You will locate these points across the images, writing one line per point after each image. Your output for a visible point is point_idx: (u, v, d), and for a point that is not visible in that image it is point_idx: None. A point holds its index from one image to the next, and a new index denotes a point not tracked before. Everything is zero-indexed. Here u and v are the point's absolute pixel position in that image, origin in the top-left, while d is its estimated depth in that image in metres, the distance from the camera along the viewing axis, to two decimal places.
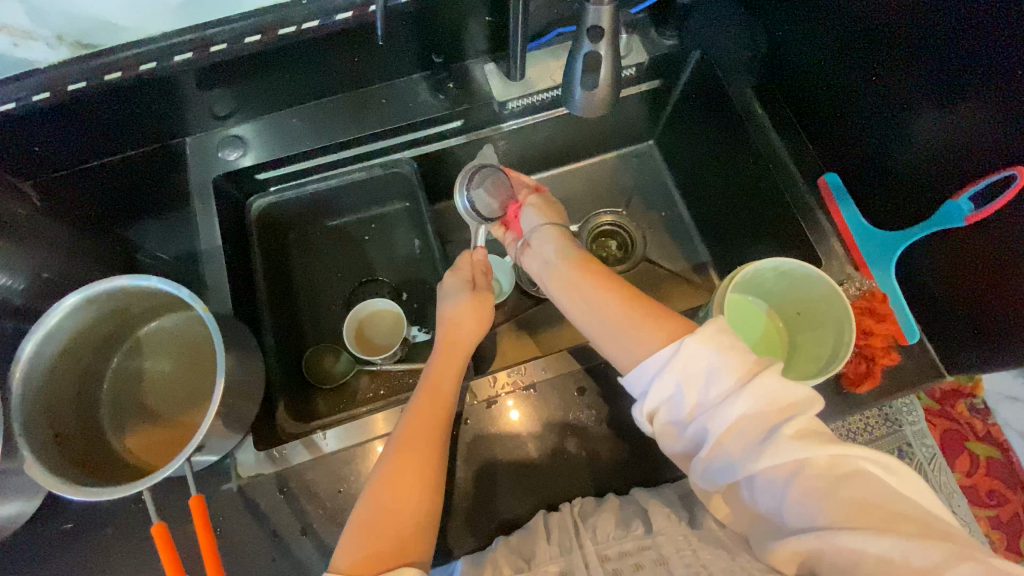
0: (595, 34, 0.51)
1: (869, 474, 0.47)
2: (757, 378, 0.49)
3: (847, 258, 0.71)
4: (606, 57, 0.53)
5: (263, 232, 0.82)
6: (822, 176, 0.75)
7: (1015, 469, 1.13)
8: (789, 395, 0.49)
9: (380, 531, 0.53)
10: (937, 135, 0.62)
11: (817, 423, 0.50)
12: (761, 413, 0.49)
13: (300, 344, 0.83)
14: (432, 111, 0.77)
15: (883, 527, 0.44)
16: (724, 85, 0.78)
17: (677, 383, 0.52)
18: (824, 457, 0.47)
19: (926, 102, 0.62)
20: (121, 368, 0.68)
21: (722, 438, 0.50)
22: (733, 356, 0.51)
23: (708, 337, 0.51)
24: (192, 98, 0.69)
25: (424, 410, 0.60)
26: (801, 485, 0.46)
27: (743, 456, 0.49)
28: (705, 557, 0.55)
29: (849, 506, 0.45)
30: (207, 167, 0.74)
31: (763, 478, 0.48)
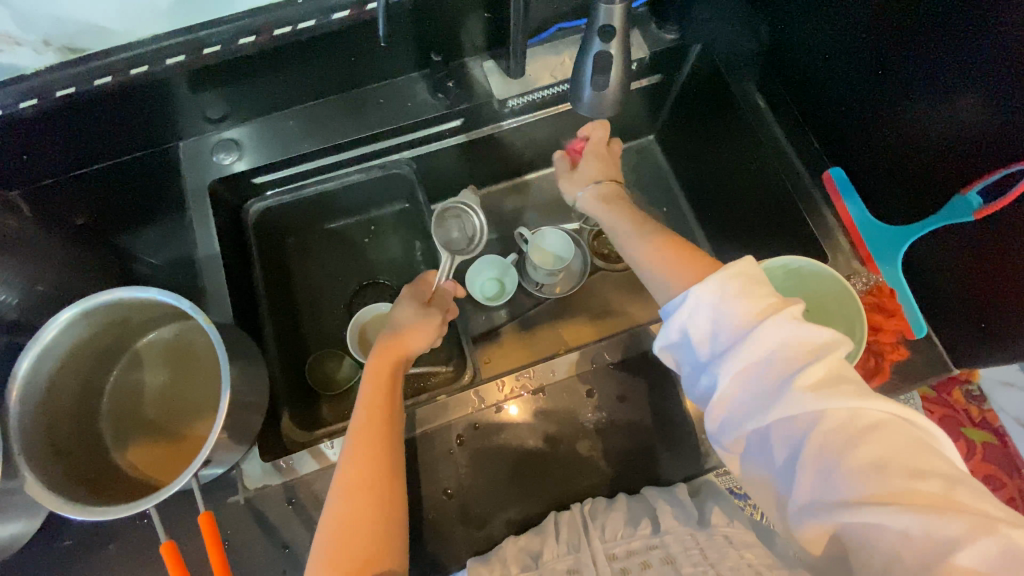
0: (606, 33, 0.51)
1: (896, 428, 0.42)
2: (767, 324, 0.46)
3: (853, 253, 0.71)
4: (616, 57, 0.52)
5: (260, 237, 0.80)
6: (827, 171, 0.74)
7: (1010, 454, 1.15)
8: (807, 340, 0.46)
9: (348, 538, 0.51)
10: (943, 126, 0.61)
11: (841, 372, 0.46)
12: (778, 357, 0.46)
13: (302, 349, 0.82)
14: (431, 110, 0.76)
15: (903, 488, 0.40)
16: (726, 80, 0.78)
17: (686, 329, 0.50)
18: (844, 409, 0.43)
19: (929, 95, 0.62)
20: (120, 382, 0.66)
21: (732, 393, 0.47)
22: (748, 298, 0.48)
23: (715, 282, 0.49)
24: (185, 102, 0.68)
25: (366, 424, 0.57)
26: (813, 441, 0.43)
27: (754, 405, 0.46)
28: (713, 555, 0.56)
29: (868, 463, 0.41)
30: (202, 172, 0.72)
31: (775, 433, 0.45)
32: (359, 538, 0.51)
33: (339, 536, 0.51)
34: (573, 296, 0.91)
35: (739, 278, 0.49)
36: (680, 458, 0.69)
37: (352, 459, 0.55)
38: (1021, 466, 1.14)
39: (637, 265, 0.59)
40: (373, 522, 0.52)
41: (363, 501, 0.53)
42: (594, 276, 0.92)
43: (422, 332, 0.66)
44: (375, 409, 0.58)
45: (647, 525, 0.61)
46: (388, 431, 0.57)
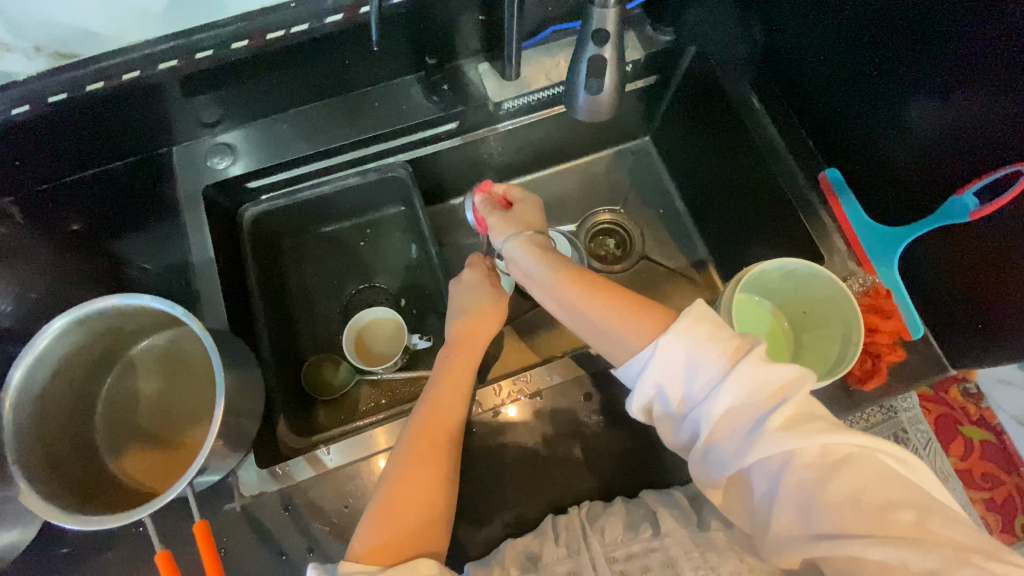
0: (601, 37, 0.50)
1: (866, 461, 0.45)
2: (738, 369, 0.48)
3: (849, 254, 0.71)
4: (611, 61, 0.51)
5: (256, 241, 0.80)
6: (823, 172, 0.74)
7: (1007, 451, 1.15)
8: (777, 378, 0.49)
9: (400, 516, 0.52)
10: (938, 128, 0.61)
11: (810, 408, 0.49)
12: (749, 402, 0.48)
13: (298, 354, 0.81)
14: (426, 113, 0.76)
15: (874, 521, 0.43)
16: (721, 80, 0.78)
17: (658, 383, 0.52)
18: (815, 447, 0.46)
19: (925, 96, 0.61)
20: (114, 389, 0.66)
21: (714, 435, 0.49)
22: (712, 346, 0.50)
23: (683, 330, 0.51)
24: (178, 107, 0.67)
25: (438, 401, 0.60)
26: (792, 476, 0.46)
27: (735, 445, 0.48)
28: (714, 559, 0.56)
29: (843, 497, 0.44)
30: (197, 177, 0.72)
31: (755, 468, 0.48)
32: (411, 509, 0.53)
33: (383, 516, 0.52)
34: None
35: (701, 325, 0.51)
36: (679, 460, 0.69)
37: (417, 425, 0.58)
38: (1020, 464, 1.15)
39: (600, 334, 0.56)
40: (431, 490, 0.54)
41: (421, 473, 0.55)
42: None
43: (499, 314, 0.67)
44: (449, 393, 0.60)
45: (647, 528, 0.61)
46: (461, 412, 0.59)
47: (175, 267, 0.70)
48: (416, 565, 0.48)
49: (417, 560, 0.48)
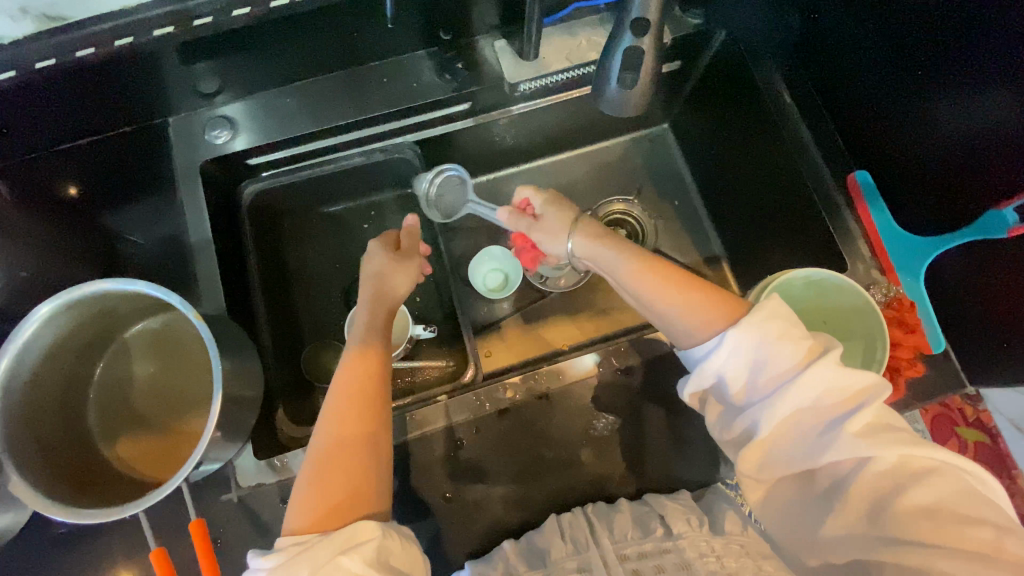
0: (639, 26, 0.47)
1: (950, 477, 0.44)
2: (811, 369, 0.47)
3: (875, 262, 0.68)
4: (649, 52, 0.48)
5: (255, 222, 0.77)
6: (851, 174, 0.70)
7: (1000, 454, 1.15)
8: (853, 382, 0.47)
9: (330, 482, 0.48)
10: (979, 132, 0.59)
11: (888, 418, 0.47)
12: (820, 404, 0.47)
13: (298, 338, 0.79)
14: (438, 92, 0.71)
15: (952, 534, 0.41)
16: (751, 70, 0.73)
17: (722, 370, 0.50)
18: (893, 456, 0.44)
19: (964, 98, 0.59)
20: (107, 373, 0.63)
21: (776, 434, 0.48)
22: (786, 342, 0.48)
23: (753, 325, 0.49)
24: (174, 74, 0.63)
25: (355, 365, 0.54)
26: (863, 481, 0.45)
27: (800, 448, 0.48)
28: (731, 565, 0.55)
29: (920, 506, 0.43)
30: (194, 150, 0.68)
31: (822, 471, 0.47)
32: (340, 477, 0.48)
33: (319, 483, 0.48)
34: (579, 290, 0.89)
35: (778, 321, 0.49)
36: (686, 463, 0.69)
37: (343, 385, 0.52)
38: (1014, 467, 1.15)
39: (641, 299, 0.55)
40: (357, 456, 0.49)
41: (346, 440, 0.49)
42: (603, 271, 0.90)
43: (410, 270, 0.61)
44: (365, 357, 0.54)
45: (659, 528, 0.61)
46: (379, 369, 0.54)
47: (173, 245, 0.67)
48: (360, 528, 0.45)
49: (358, 525, 0.45)
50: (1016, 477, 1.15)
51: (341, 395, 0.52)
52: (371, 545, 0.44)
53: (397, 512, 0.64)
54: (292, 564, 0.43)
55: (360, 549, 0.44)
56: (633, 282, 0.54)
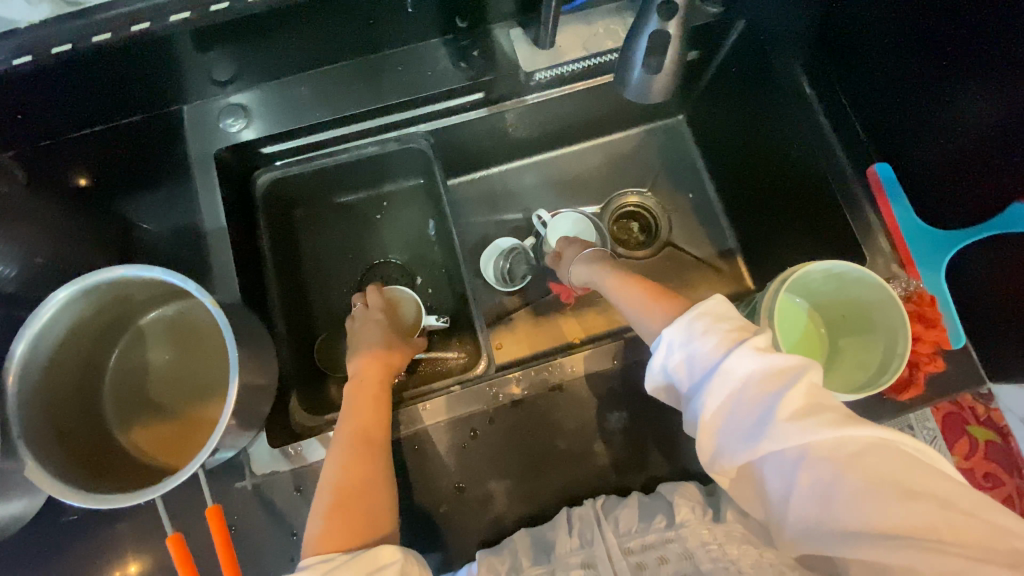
0: (665, 11, 0.46)
1: (883, 452, 0.44)
2: (734, 355, 0.47)
3: (894, 256, 0.67)
4: (674, 38, 0.47)
5: (269, 211, 0.77)
6: (872, 167, 0.69)
7: (1013, 453, 1.14)
8: (780, 364, 0.47)
9: (348, 508, 0.52)
10: (1006, 122, 0.57)
11: (821, 396, 0.46)
12: (749, 390, 0.46)
13: (311, 328, 0.79)
14: (452, 81, 0.71)
15: (891, 514, 0.43)
16: (771, 60, 0.72)
17: (665, 365, 0.51)
18: (829, 439, 0.44)
19: (993, 87, 0.57)
20: (121, 360, 0.64)
21: (715, 426, 0.47)
22: (711, 332, 0.49)
23: (679, 321, 0.51)
24: (190, 61, 0.63)
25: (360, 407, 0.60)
26: (807, 469, 0.44)
27: (741, 438, 0.46)
28: (733, 553, 0.53)
29: (861, 489, 0.43)
30: (208, 139, 0.68)
31: (767, 462, 0.46)
32: (355, 501, 0.52)
33: (336, 510, 0.52)
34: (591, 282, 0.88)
35: (703, 310, 0.50)
36: (699, 458, 0.68)
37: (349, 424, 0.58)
38: None
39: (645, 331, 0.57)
40: (366, 482, 0.54)
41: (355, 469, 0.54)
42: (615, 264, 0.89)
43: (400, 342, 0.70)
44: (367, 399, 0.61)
45: (660, 518, 0.60)
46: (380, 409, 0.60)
47: (188, 232, 0.67)
48: (378, 552, 0.48)
49: (379, 546, 0.48)
50: None
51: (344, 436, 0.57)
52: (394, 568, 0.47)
53: (408, 502, 0.64)
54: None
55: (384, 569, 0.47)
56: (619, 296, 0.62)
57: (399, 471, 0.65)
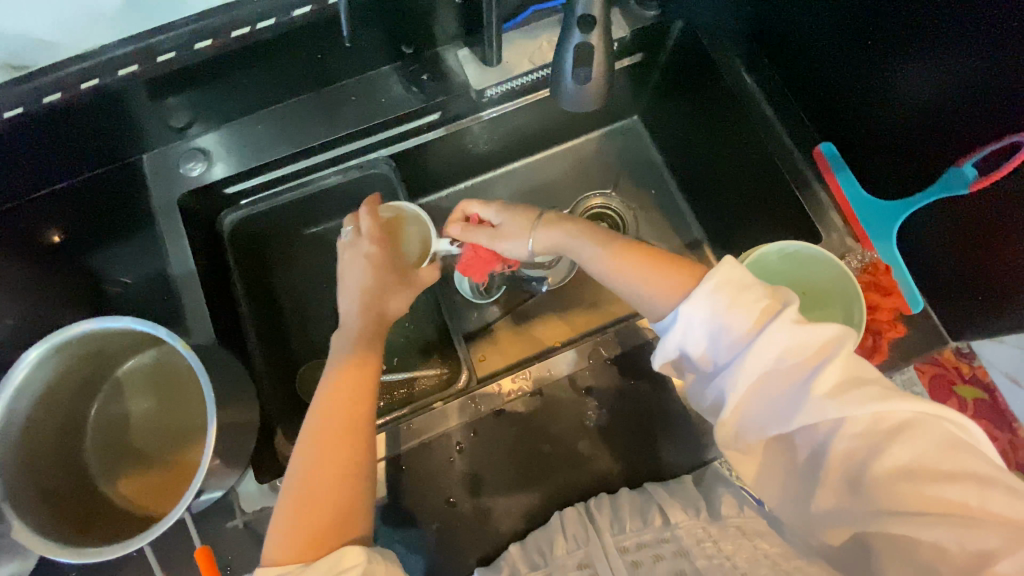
0: (585, 23, 0.49)
1: (924, 430, 0.45)
2: (767, 332, 0.48)
3: (847, 231, 0.69)
4: (598, 49, 0.49)
5: (239, 250, 0.77)
6: (817, 146, 0.72)
7: (1000, 408, 1.16)
8: (814, 339, 0.48)
9: (313, 513, 0.50)
10: (945, 92, 0.59)
11: (859, 371, 0.48)
12: (783, 365, 0.48)
13: (291, 361, 0.80)
14: (406, 105, 0.72)
15: (929, 493, 0.43)
16: (711, 56, 0.75)
17: (688, 340, 0.52)
18: (866, 415, 0.46)
19: (922, 59, 0.59)
20: (103, 413, 0.64)
21: (747, 399, 0.49)
22: (738, 309, 0.50)
23: (701, 298, 0.51)
24: (145, 112, 0.64)
25: (331, 406, 0.54)
26: (839, 443, 0.46)
27: (776, 411, 0.49)
28: (728, 548, 0.56)
29: (899, 466, 0.44)
30: (170, 186, 0.69)
31: (800, 432, 0.49)
32: (323, 508, 0.51)
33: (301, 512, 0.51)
34: (565, 286, 0.90)
35: (731, 288, 0.51)
36: (684, 447, 0.69)
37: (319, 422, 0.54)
38: (1013, 420, 1.16)
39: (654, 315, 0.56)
40: (335, 490, 0.51)
41: (323, 476, 0.52)
42: None
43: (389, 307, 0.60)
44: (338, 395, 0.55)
45: (657, 518, 0.62)
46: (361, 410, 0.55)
47: (158, 278, 0.68)
48: (343, 557, 0.48)
49: (345, 552, 0.48)
50: (1018, 431, 1.16)
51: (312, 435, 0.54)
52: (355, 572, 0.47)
53: (402, 522, 0.65)
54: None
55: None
56: (607, 268, 0.58)
57: (390, 493, 0.65)
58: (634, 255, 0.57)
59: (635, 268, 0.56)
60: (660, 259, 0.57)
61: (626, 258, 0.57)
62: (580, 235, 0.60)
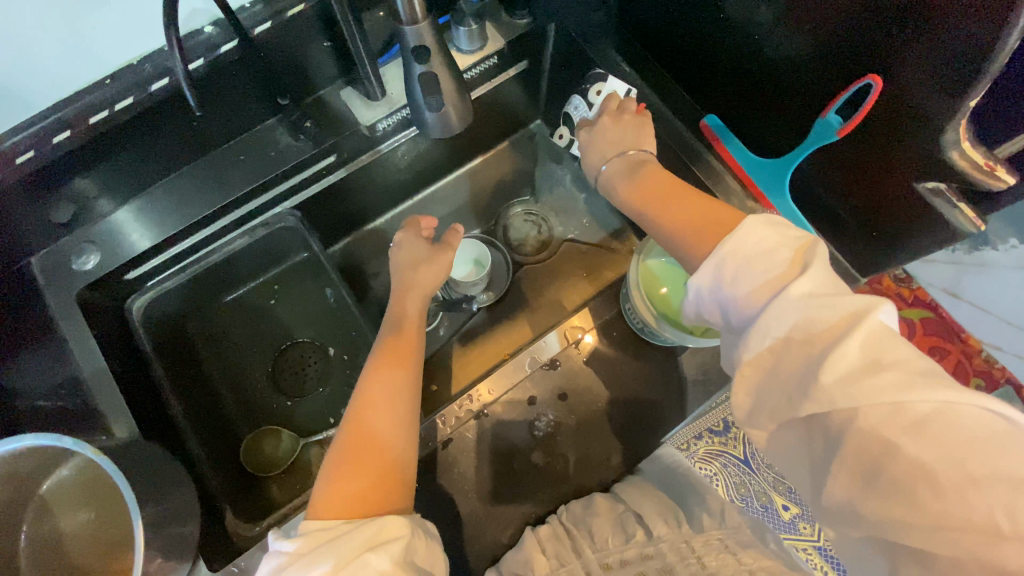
0: (421, 53, 0.50)
1: (952, 425, 0.37)
2: (775, 301, 0.44)
3: (747, 194, 0.73)
4: (441, 74, 0.51)
5: (153, 335, 0.74)
6: (703, 121, 0.75)
7: (949, 323, 1.19)
8: (833, 314, 0.41)
9: (344, 491, 0.49)
10: (802, 47, 0.58)
11: (876, 352, 0.40)
12: (794, 341, 0.43)
13: (234, 434, 0.78)
14: (299, 154, 0.71)
15: (950, 500, 0.36)
16: (587, 52, 0.78)
17: (703, 307, 0.51)
18: (885, 405, 0.38)
19: (776, 16, 0.58)
20: (35, 535, 0.59)
21: (753, 375, 0.45)
22: (749, 274, 0.46)
23: (709, 262, 0.49)
24: (22, 213, 0.61)
25: (361, 423, 0.53)
26: (851, 437, 0.39)
27: (787, 393, 0.43)
28: (715, 564, 0.55)
29: (915, 466, 0.37)
30: (66, 284, 0.66)
31: (814, 420, 0.42)
32: (351, 495, 0.48)
33: (332, 490, 0.49)
34: (503, 298, 0.90)
35: (743, 255, 0.47)
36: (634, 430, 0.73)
37: (356, 425, 0.53)
38: (961, 331, 1.19)
39: (664, 235, 0.56)
40: (360, 490, 0.49)
41: (349, 473, 0.50)
42: (518, 273, 0.92)
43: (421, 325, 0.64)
44: (368, 413, 0.53)
45: (640, 533, 0.62)
46: (374, 449, 0.51)
47: (64, 385, 0.63)
48: (387, 525, 0.46)
49: (386, 521, 0.46)
50: (967, 339, 1.18)
51: (348, 436, 0.52)
52: (399, 543, 0.45)
53: None
54: (311, 553, 0.43)
55: (386, 547, 0.44)
56: (637, 200, 0.60)
57: None
58: (671, 186, 0.58)
59: (676, 195, 0.57)
60: (692, 194, 0.57)
61: (661, 191, 0.58)
62: (645, 163, 0.63)
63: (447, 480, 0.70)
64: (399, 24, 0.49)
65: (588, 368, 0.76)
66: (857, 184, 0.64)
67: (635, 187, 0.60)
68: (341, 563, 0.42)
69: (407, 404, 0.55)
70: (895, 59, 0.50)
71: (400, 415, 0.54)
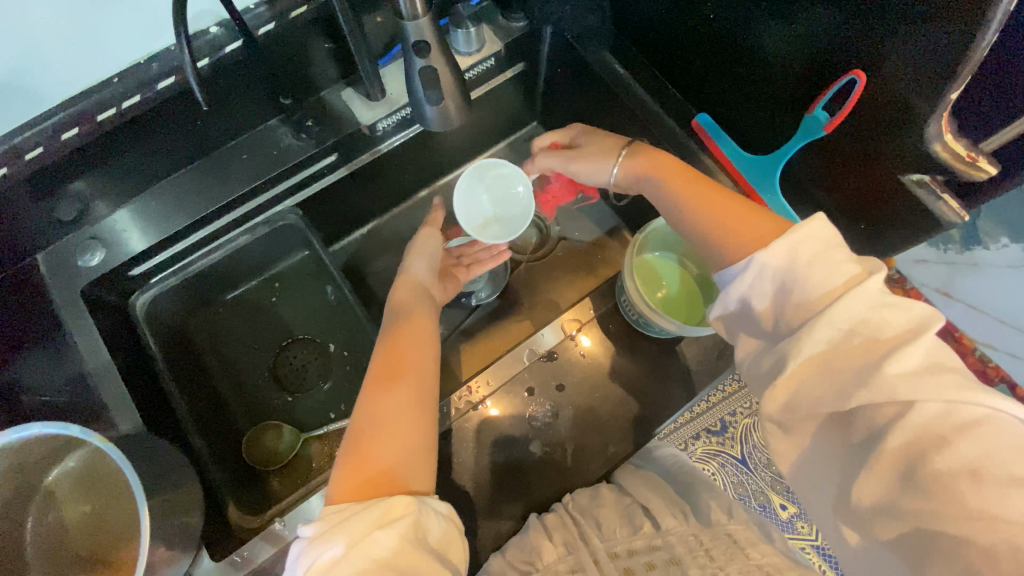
0: (421, 48, 0.51)
1: (1000, 431, 0.39)
2: (845, 297, 0.45)
3: (738, 188, 0.74)
4: (440, 69, 0.53)
5: (156, 332, 0.75)
6: (695, 119, 0.77)
7: (942, 323, 1.21)
8: (895, 322, 0.44)
9: (355, 473, 0.49)
10: (788, 46, 0.60)
11: (938, 358, 0.42)
12: (857, 338, 0.44)
13: (236, 429, 0.79)
14: (300, 152, 0.72)
15: (984, 496, 0.37)
16: (582, 53, 0.80)
17: (751, 294, 0.51)
18: (938, 404, 0.40)
19: (765, 15, 0.60)
20: (40, 527, 0.60)
21: (805, 366, 0.46)
22: (819, 268, 0.47)
23: (779, 249, 0.49)
24: (26, 211, 0.62)
25: (375, 409, 0.54)
26: (902, 430, 0.41)
27: (843, 386, 0.44)
28: (719, 556, 0.58)
29: (963, 465, 0.38)
30: (70, 279, 0.67)
31: (862, 413, 0.43)
32: (362, 477, 0.49)
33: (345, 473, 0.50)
34: (501, 294, 0.92)
35: (813, 250, 0.48)
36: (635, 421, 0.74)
37: (372, 410, 0.54)
38: (954, 330, 1.21)
39: (692, 219, 0.58)
40: (372, 473, 0.49)
41: (361, 456, 0.50)
42: (517, 271, 0.93)
43: (424, 316, 0.65)
44: (382, 399, 0.54)
45: (647, 525, 0.65)
46: (383, 432, 0.52)
47: (69, 379, 0.64)
48: (393, 504, 0.46)
49: (391, 500, 0.46)
50: (960, 339, 1.20)
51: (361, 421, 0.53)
52: (406, 521, 0.46)
53: None
54: (327, 534, 0.45)
55: (395, 524, 0.45)
56: (670, 189, 0.61)
57: None
58: (698, 182, 0.60)
59: (700, 191, 0.59)
60: (717, 189, 0.59)
61: (690, 184, 0.60)
62: (662, 156, 0.64)
63: (449, 471, 0.71)
64: (401, 20, 0.51)
65: (586, 361, 0.77)
66: (849, 178, 0.65)
67: (662, 181, 0.62)
68: (353, 542, 0.44)
69: (416, 390, 0.56)
70: (878, 55, 0.52)
71: (412, 400, 0.55)
